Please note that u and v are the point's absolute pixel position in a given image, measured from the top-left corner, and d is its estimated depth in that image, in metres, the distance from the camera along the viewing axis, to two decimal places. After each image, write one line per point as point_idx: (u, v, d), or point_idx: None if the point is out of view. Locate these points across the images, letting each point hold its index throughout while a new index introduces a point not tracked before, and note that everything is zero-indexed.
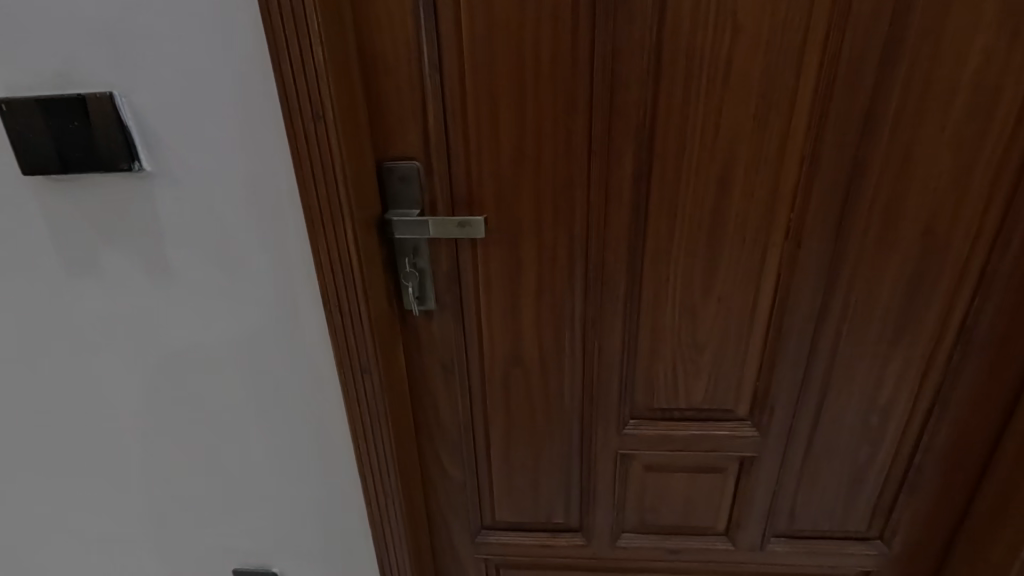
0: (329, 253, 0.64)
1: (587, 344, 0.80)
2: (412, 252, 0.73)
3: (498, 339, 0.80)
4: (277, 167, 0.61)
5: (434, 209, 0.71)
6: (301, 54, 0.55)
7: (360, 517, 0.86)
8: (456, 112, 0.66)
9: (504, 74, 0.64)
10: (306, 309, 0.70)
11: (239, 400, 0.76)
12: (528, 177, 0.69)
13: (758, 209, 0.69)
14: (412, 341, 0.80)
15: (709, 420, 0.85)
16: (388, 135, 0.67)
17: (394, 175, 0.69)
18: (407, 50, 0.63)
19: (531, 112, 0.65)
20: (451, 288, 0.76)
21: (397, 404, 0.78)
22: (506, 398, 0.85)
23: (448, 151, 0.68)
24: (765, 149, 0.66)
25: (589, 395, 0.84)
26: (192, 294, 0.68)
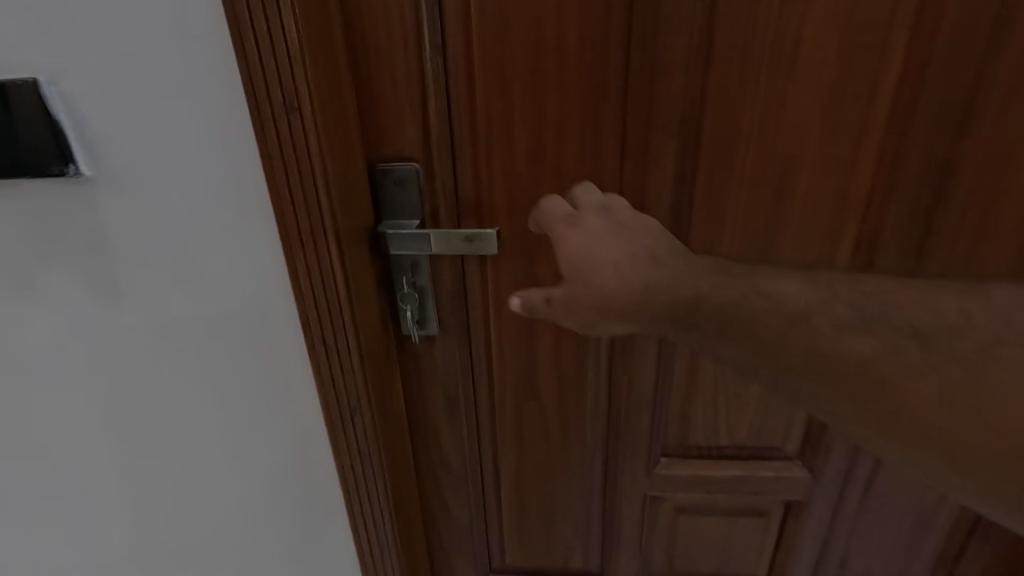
0: (309, 272, 0.54)
1: (615, 372, 0.69)
2: (411, 269, 0.62)
3: (511, 367, 0.69)
4: (245, 171, 0.51)
5: (436, 219, 0.60)
6: (271, 31, 0.45)
7: (352, 567, 0.75)
8: (463, 103, 0.55)
9: (521, 56, 0.53)
10: (284, 338, 0.59)
11: (211, 439, 0.66)
12: (547, 181, 0.58)
13: (823, 220, 0.58)
14: (410, 370, 0.69)
15: (753, 459, 0.74)
16: (382, 131, 0.56)
17: (389, 178, 0.58)
18: (404, 27, 0.52)
19: (552, 105, 0.54)
20: (456, 310, 0.65)
21: (394, 443, 0.68)
22: (518, 432, 0.74)
23: (453, 151, 0.57)
24: (835, 147, 0.55)
25: (614, 428, 0.73)
26: (150, 319, 0.58)
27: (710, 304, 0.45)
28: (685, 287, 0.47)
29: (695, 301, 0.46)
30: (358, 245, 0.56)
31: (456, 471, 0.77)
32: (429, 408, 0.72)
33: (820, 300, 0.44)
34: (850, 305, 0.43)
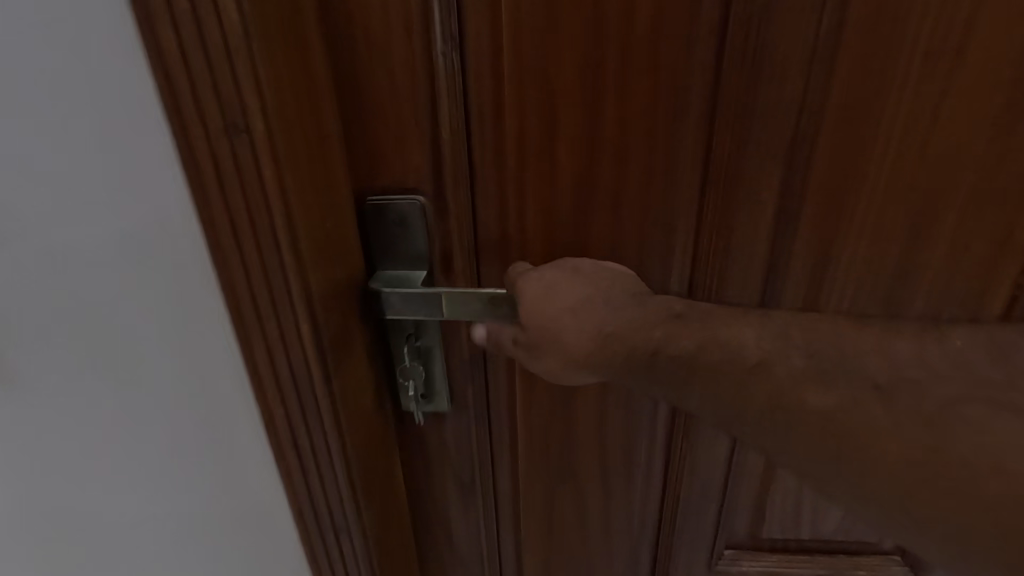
0: (271, 350, 0.39)
1: (675, 458, 0.54)
2: (414, 331, 0.47)
3: (541, 450, 0.54)
4: (167, 216, 0.36)
5: (449, 268, 0.45)
6: (207, 14, 0.30)
7: None
8: (486, 115, 0.39)
9: (569, 53, 0.37)
10: (238, 431, 0.44)
11: (154, 549, 0.51)
12: (598, 223, 0.43)
13: (970, 273, 0.42)
14: (414, 455, 0.54)
15: (841, 556, 0.59)
16: (375, 154, 0.41)
17: (385, 216, 0.42)
18: (406, 11, 0.37)
19: (609, 122, 0.39)
20: (474, 381, 0.50)
21: (391, 550, 0.52)
22: (547, 526, 0.59)
23: (472, 183, 0.42)
24: (1000, 178, 0.39)
25: (668, 523, 0.58)
26: (64, 405, 0.44)
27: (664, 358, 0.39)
28: (643, 338, 0.40)
29: (652, 354, 0.40)
30: (342, 312, 0.41)
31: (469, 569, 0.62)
32: (436, 500, 0.57)
33: (773, 347, 0.38)
34: (808, 357, 0.37)
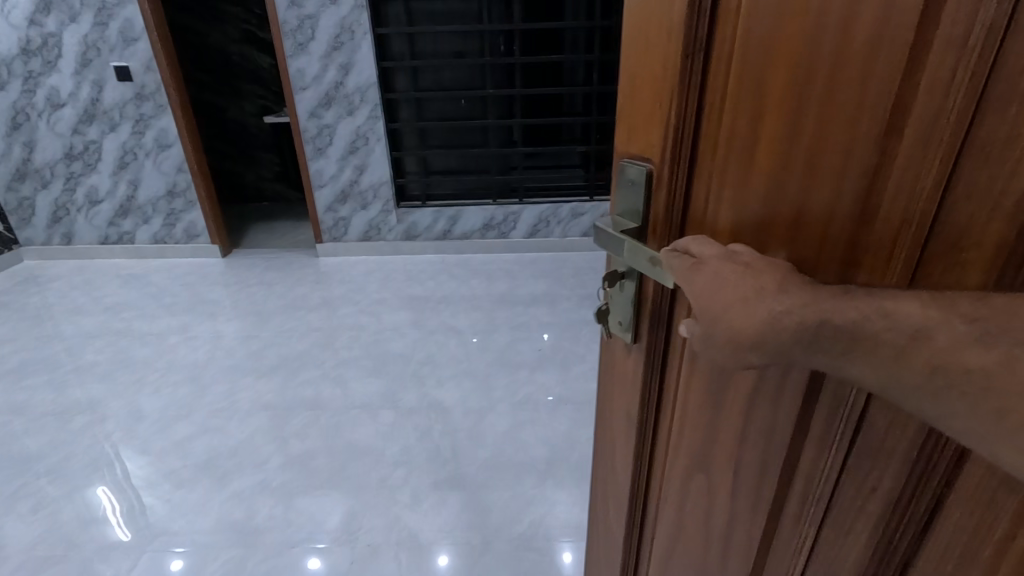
0: None
1: (842, 489, 0.59)
2: (621, 269, 0.69)
3: (691, 427, 0.70)
4: None
5: (654, 208, 0.65)
6: None
7: (609, 493, 0.93)
8: (709, 113, 0.57)
9: (780, 81, 0.50)
10: None
11: None
12: (786, 205, 0.53)
13: None
14: (608, 361, 0.82)
15: None
16: (629, 137, 0.66)
17: (626, 178, 0.66)
18: (666, 43, 0.57)
19: (803, 137, 0.50)
20: (654, 333, 0.69)
21: (622, 392, 0.80)
22: (685, 480, 0.75)
23: (692, 162, 0.60)
24: None
25: (794, 543, 0.67)
26: None
27: (835, 324, 0.48)
28: (826, 311, 0.49)
29: (818, 325, 0.49)
30: None
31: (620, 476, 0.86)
32: (611, 411, 0.85)
33: (937, 317, 0.44)
34: (968, 322, 0.43)
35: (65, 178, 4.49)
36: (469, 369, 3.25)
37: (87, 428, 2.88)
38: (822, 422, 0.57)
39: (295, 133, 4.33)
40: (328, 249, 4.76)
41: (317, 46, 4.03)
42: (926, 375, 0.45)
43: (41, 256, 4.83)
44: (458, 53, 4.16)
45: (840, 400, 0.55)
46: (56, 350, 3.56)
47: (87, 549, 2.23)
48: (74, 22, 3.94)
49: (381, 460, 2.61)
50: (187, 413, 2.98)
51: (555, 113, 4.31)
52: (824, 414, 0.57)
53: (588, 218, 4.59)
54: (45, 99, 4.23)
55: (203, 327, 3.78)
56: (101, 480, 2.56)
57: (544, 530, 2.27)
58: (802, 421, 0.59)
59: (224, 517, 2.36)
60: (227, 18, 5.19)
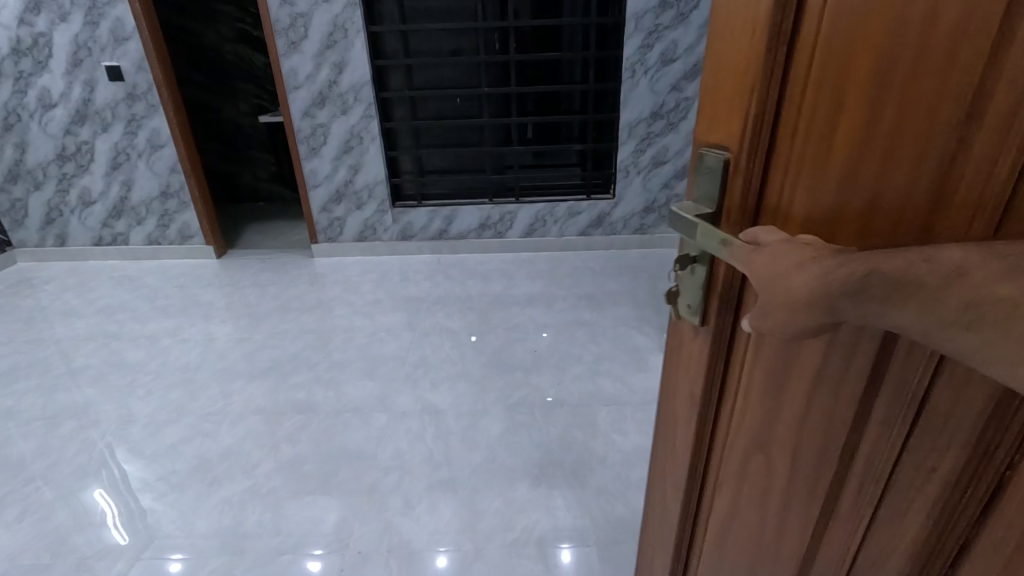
0: None
1: (901, 467, 0.62)
2: (693, 254, 0.74)
3: (755, 403, 0.76)
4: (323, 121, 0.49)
5: (728, 195, 0.67)
6: None
7: (668, 465, 1.01)
8: (789, 104, 0.59)
9: (861, 71, 0.52)
10: None
11: None
12: (859, 191, 0.55)
13: None
14: (677, 342, 0.89)
15: None
16: (709, 127, 0.69)
17: (706, 165, 0.69)
18: (749, 38, 0.60)
19: (882, 124, 0.51)
20: (721, 317, 0.75)
21: (688, 369, 0.86)
22: (746, 450, 0.81)
23: (769, 151, 0.63)
24: None
25: (856, 516, 0.70)
26: None
27: (880, 275, 0.48)
28: (865, 262, 0.50)
29: (865, 273, 0.49)
30: None
31: (681, 449, 0.94)
32: (676, 388, 0.92)
33: (979, 256, 0.44)
34: (1008, 258, 0.42)
35: (58, 180, 4.43)
36: (464, 371, 3.26)
37: (82, 431, 2.86)
38: (889, 395, 0.60)
39: (290, 132, 4.30)
40: (323, 250, 4.74)
41: (310, 44, 3.99)
42: (958, 311, 0.44)
43: (33, 258, 4.78)
44: (455, 52, 4.14)
45: (904, 380, 0.58)
46: (49, 352, 3.54)
47: (82, 554, 2.22)
48: (64, 21, 3.88)
49: (373, 465, 2.61)
50: (177, 416, 2.96)
51: (552, 112, 4.30)
52: (887, 394, 0.60)
53: (583, 218, 4.60)
54: (36, 99, 4.18)
55: (196, 330, 3.76)
56: (98, 484, 2.54)
57: (535, 533, 2.27)
58: (864, 401, 0.62)
59: (221, 521, 2.36)
60: (220, 17, 5.14)
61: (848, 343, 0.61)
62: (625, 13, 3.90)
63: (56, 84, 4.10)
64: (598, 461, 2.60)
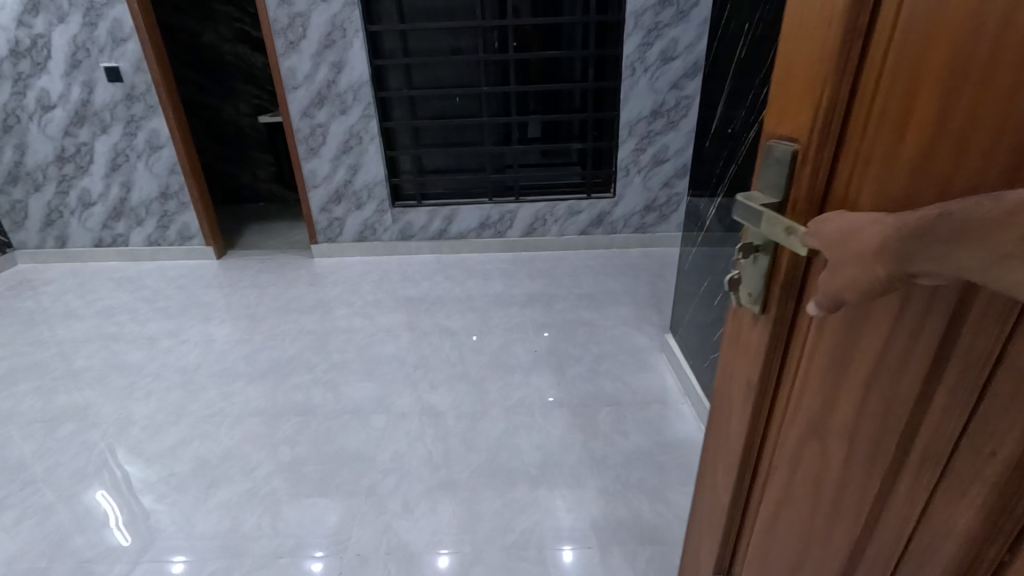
0: None
1: (959, 451, 0.64)
2: (757, 243, 0.85)
3: (817, 377, 0.83)
4: None
5: (795, 185, 0.77)
6: None
7: (725, 441, 1.12)
8: (864, 102, 0.67)
9: (936, 70, 0.57)
10: None
11: None
12: (931, 178, 0.59)
13: None
14: (738, 325, 1.00)
15: None
16: (782, 123, 0.79)
17: (773, 157, 0.79)
18: (824, 47, 0.70)
19: (954, 115, 0.56)
20: (784, 301, 0.85)
21: (752, 349, 0.96)
22: (805, 425, 0.88)
23: (840, 144, 0.71)
24: None
25: (913, 498, 0.72)
26: None
27: (948, 217, 0.52)
28: (928, 210, 0.55)
29: (937, 214, 0.54)
30: None
31: (742, 417, 1.03)
32: (736, 363, 1.02)
33: None
34: None
35: (58, 181, 4.42)
36: (463, 371, 3.25)
37: (83, 432, 2.86)
38: (954, 374, 0.63)
39: (288, 132, 4.28)
40: (322, 250, 4.73)
41: (308, 44, 3.98)
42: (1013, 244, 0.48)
43: (32, 260, 4.77)
44: (455, 50, 4.11)
45: (968, 363, 0.61)
46: (49, 354, 3.53)
47: (82, 557, 2.21)
48: (63, 22, 3.87)
49: (371, 467, 2.60)
50: (177, 417, 2.95)
51: (553, 111, 4.27)
52: (951, 378, 0.63)
53: (584, 216, 4.59)
54: (35, 101, 4.16)
55: (195, 331, 3.75)
56: (100, 485, 2.54)
57: (534, 535, 2.26)
58: (930, 382, 0.66)
59: (221, 522, 2.35)
60: (219, 17, 5.13)
61: (915, 325, 0.65)
62: (625, 10, 3.88)
63: (55, 85, 4.08)
64: (598, 462, 2.59)
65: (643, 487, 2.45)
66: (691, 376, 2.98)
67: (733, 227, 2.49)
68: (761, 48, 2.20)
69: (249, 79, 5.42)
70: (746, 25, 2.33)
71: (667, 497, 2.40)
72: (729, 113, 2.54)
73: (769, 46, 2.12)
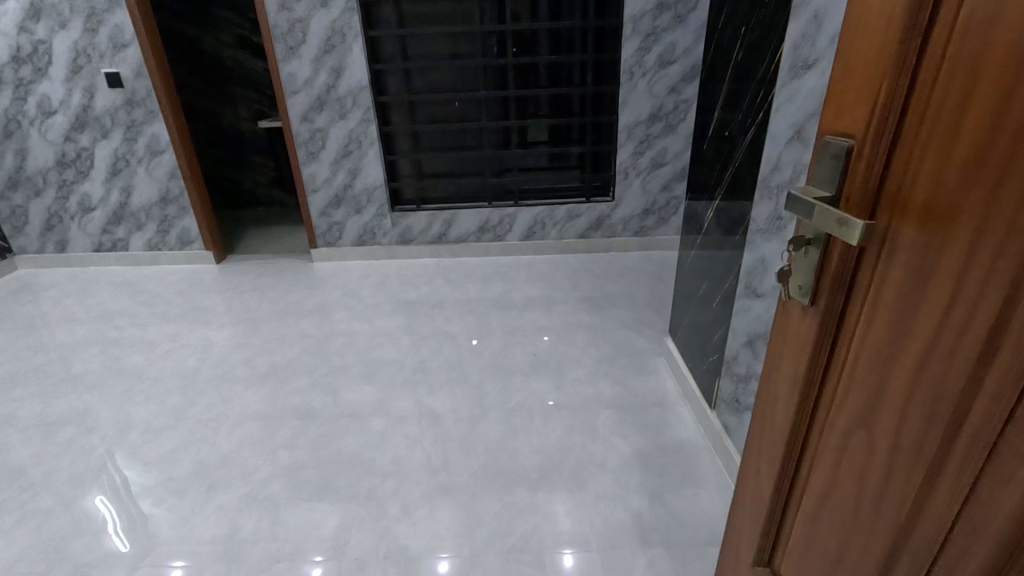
0: None
1: (1006, 439, 0.66)
2: (808, 237, 0.90)
3: (866, 367, 0.86)
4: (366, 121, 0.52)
5: (848, 180, 0.82)
6: None
7: (768, 434, 1.16)
8: (919, 101, 0.71)
9: (995, 68, 0.61)
10: None
11: None
12: (987, 173, 0.63)
13: None
14: (783, 321, 1.05)
15: None
16: (835, 121, 0.84)
17: (829, 152, 0.83)
18: (881, 48, 0.74)
19: (1012, 113, 0.60)
20: (832, 295, 0.89)
21: (796, 343, 1.01)
22: (849, 416, 0.92)
23: (894, 143, 0.75)
24: None
25: (958, 488, 0.73)
26: None
27: None
28: None
29: None
30: None
31: (787, 410, 1.08)
32: (782, 357, 1.07)
33: None
34: None
35: (59, 186, 4.43)
36: (463, 375, 3.25)
37: (83, 436, 2.86)
38: (1005, 363, 0.65)
39: (287, 137, 4.30)
40: (321, 254, 4.74)
41: (307, 50, 4.01)
42: None
43: (33, 265, 4.78)
44: (455, 54, 4.10)
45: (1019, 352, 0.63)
46: (48, 358, 3.53)
47: (78, 562, 2.21)
48: (64, 28, 3.89)
49: (371, 471, 2.60)
50: (176, 421, 2.96)
51: (553, 114, 4.27)
52: (999, 368, 0.66)
53: (583, 220, 4.61)
54: (36, 106, 4.18)
55: (194, 335, 3.75)
56: (98, 489, 2.53)
57: (535, 538, 2.26)
58: (978, 372, 0.68)
59: (219, 527, 2.34)
60: (219, 23, 5.16)
61: (965, 314, 0.69)
62: (624, 15, 3.90)
63: (56, 90, 4.09)
64: (597, 466, 2.59)
65: (643, 490, 2.45)
66: (690, 379, 2.98)
67: (732, 230, 2.50)
68: (758, 51, 2.21)
69: (249, 84, 5.45)
70: (743, 28, 2.35)
71: (668, 500, 2.40)
72: (727, 116, 2.55)
73: (767, 49, 2.14)
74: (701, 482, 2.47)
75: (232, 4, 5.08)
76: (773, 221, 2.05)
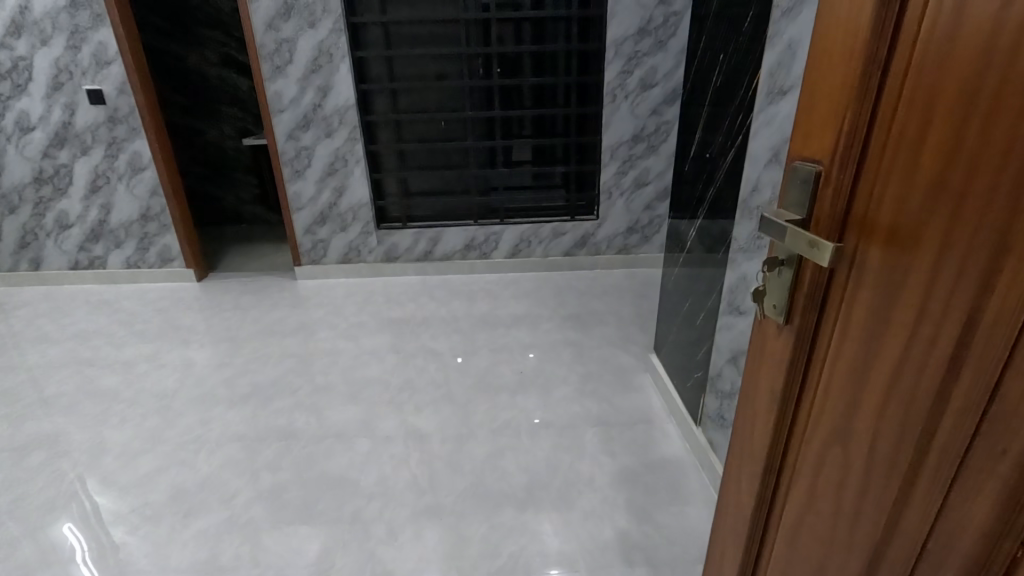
0: None
1: (973, 447, 0.69)
2: (781, 258, 0.94)
3: (839, 383, 0.89)
4: None
5: (818, 202, 0.86)
6: None
7: (749, 451, 1.18)
8: (880, 130, 0.76)
9: (949, 100, 0.66)
10: None
11: None
12: (946, 196, 0.67)
13: None
14: (761, 339, 1.08)
15: None
16: (804, 149, 0.89)
17: (799, 176, 0.88)
18: (844, 79, 0.79)
19: (966, 141, 0.64)
20: (806, 313, 0.93)
21: (772, 361, 1.04)
22: (825, 432, 0.95)
23: (859, 170, 0.80)
24: None
25: (930, 499, 0.76)
26: None
27: None
28: None
29: None
30: None
31: (766, 428, 1.10)
32: (759, 375, 1.10)
33: None
34: None
35: (34, 204, 4.35)
36: (449, 394, 3.24)
37: (54, 461, 2.78)
38: (969, 378, 0.68)
39: (273, 155, 4.31)
40: (306, 272, 4.71)
41: (294, 69, 4.03)
42: None
43: (6, 284, 4.66)
44: (441, 75, 4.16)
45: (982, 364, 0.66)
46: (19, 380, 3.43)
47: None
48: (46, 45, 3.86)
49: (356, 492, 2.57)
50: (153, 444, 2.89)
51: (538, 135, 4.35)
52: (964, 382, 0.69)
53: (568, 237, 4.66)
54: (14, 122, 4.13)
55: (173, 355, 3.68)
56: (69, 516, 2.46)
57: (523, 559, 2.24)
58: (946, 387, 0.71)
59: (196, 553, 2.28)
60: (205, 41, 5.18)
61: (932, 330, 0.72)
62: (606, 38, 4.02)
63: (37, 108, 4.06)
64: (585, 483, 2.59)
65: (631, 507, 2.45)
66: (676, 396, 3.01)
67: (714, 248, 2.56)
68: (736, 75, 2.29)
69: (235, 102, 5.45)
70: (721, 55, 2.44)
71: (655, 517, 2.40)
72: (708, 138, 2.63)
73: (745, 74, 2.23)
74: (687, 500, 2.49)
75: (218, 23, 5.10)
76: (754, 240, 2.11)
